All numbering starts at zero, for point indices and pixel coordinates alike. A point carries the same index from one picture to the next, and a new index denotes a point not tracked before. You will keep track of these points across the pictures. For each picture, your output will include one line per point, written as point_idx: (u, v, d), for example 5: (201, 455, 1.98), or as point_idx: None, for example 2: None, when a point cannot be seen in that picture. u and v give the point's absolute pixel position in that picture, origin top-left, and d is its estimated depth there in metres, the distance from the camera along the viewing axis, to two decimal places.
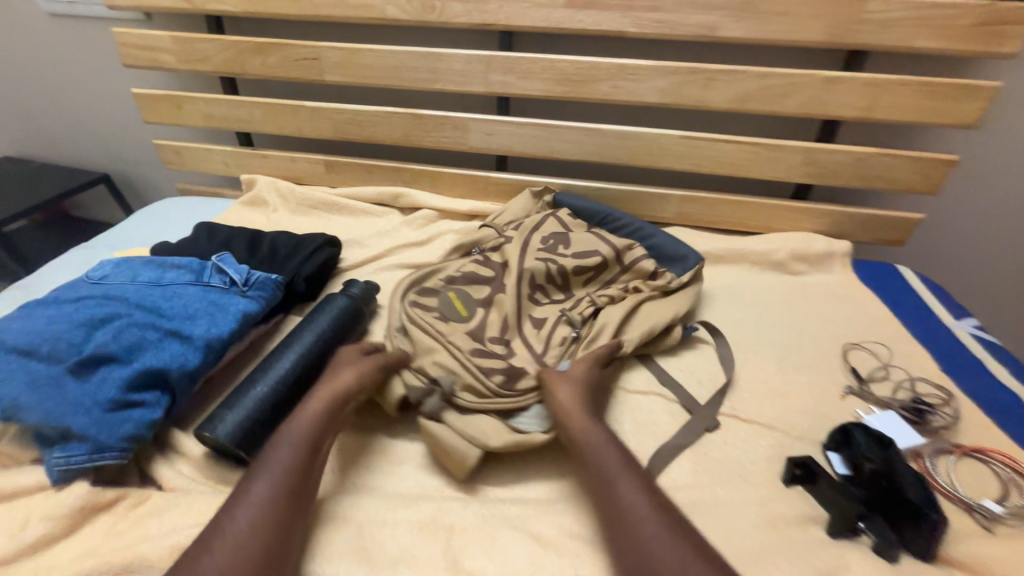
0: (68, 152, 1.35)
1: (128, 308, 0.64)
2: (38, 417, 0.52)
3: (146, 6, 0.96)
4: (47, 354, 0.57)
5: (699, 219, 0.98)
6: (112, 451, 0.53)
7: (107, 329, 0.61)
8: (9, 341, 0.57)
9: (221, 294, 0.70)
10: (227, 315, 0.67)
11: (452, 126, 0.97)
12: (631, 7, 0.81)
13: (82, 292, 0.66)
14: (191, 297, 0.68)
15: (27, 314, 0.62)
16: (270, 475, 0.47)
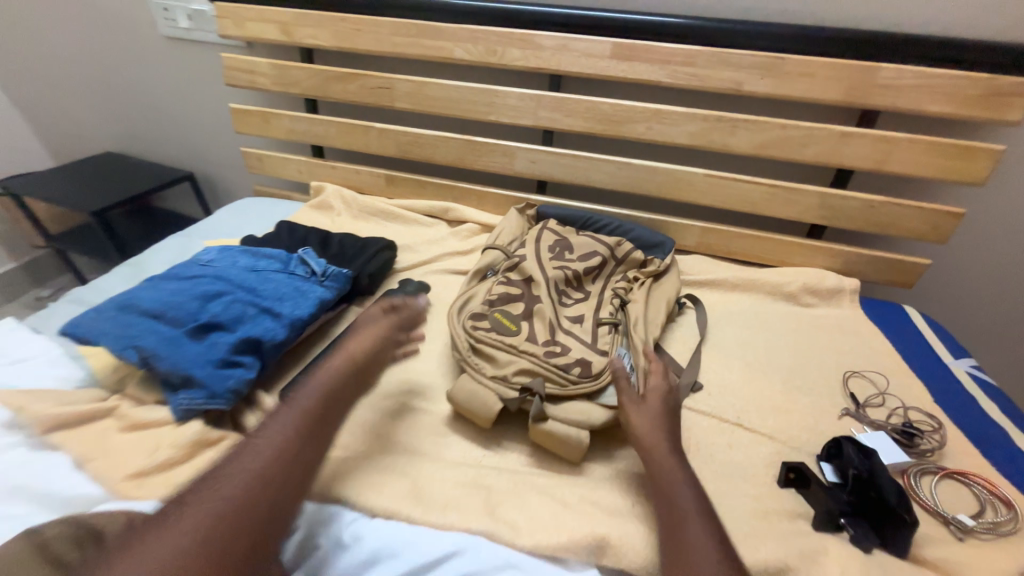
0: (161, 151, 1.55)
1: (233, 287, 0.77)
2: (167, 366, 0.65)
3: (252, 37, 1.14)
4: (174, 318, 0.70)
5: (719, 249, 1.08)
6: (221, 398, 0.64)
7: (219, 303, 0.74)
8: (144, 305, 0.71)
9: (304, 282, 0.84)
10: (309, 300, 0.80)
11: (502, 152, 1.10)
12: (667, 61, 0.94)
13: (196, 272, 0.80)
14: (281, 282, 0.81)
15: (155, 285, 0.75)
16: (294, 413, 0.55)
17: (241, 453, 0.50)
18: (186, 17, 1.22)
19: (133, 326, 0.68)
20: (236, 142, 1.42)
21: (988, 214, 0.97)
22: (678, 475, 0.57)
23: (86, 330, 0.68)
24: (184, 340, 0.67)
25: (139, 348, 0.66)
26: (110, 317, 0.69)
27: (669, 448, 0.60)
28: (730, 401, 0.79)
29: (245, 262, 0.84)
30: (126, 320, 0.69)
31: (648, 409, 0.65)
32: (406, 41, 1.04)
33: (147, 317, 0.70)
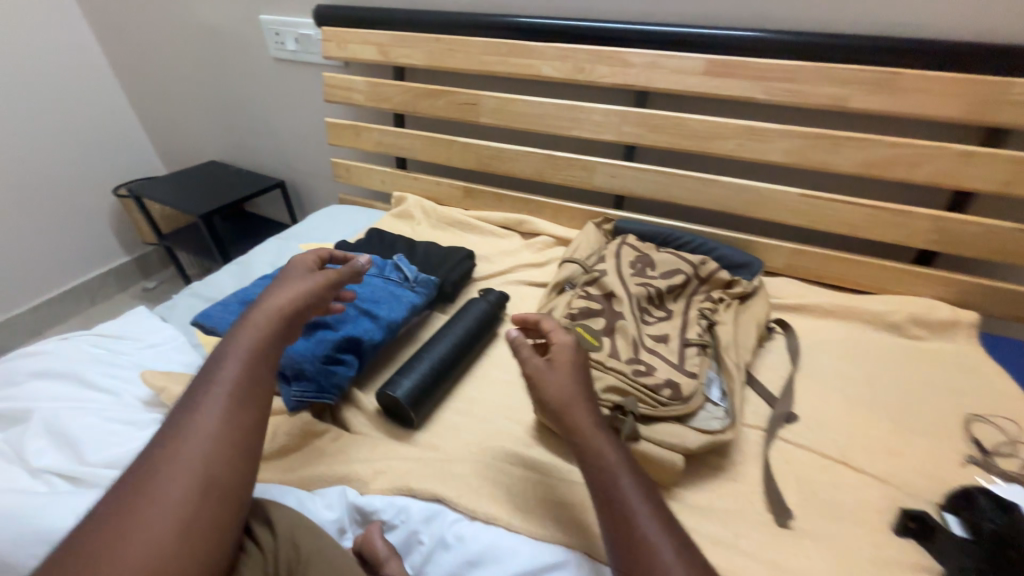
0: (259, 161, 1.70)
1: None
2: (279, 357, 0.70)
3: (351, 57, 1.23)
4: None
5: (811, 272, 1.02)
6: (328, 394, 0.69)
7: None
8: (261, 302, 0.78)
9: (397, 287, 0.88)
10: (402, 305, 0.85)
11: (582, 167, 1.10)
12: (764, 77, 0.91)
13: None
14: (377, 286, 0.87)
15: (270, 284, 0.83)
16: (227, 387, 0.52)
17: (174, 447, 0.47)
18: (293, 40, 1.34)
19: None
20: (326, 153, 1.53)
21: None
22: (625, 479, 0.49)
23: (210, 320, 0.74)
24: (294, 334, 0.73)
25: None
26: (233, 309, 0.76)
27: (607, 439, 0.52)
28: (831, 436, 0.73)
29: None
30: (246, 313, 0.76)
31: (563, 373, 0.57)
32: (496, 60, 1.08)
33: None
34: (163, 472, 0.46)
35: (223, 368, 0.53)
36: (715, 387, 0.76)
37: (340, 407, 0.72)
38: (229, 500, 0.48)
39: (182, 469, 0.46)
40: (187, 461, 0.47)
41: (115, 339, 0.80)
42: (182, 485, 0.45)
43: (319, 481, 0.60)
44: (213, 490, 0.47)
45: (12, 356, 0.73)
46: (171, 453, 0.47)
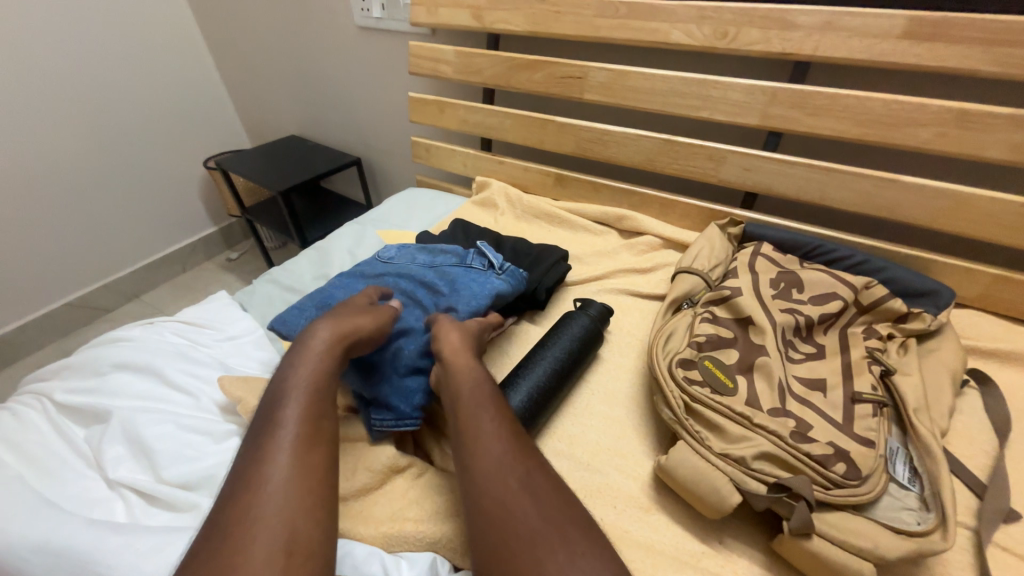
0: (337, 137, 1.65)
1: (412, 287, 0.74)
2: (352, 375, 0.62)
3: (441, 23, 1.10)
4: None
5: (1017, 308, 0.77)
6: (408, 419, 0.59)
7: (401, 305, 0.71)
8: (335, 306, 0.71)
9: (480, 275, 0.76)
10: (483, 296, 0.72)
11: (707, 156, 0.91)
12: (999, 42, 0.66)
13: (379, 270, 0.78)
14: (455, 277, 0.75)
15: (343, 283, 0.75)
16: (292, 426, 0.46)
17: (247, 504, 0.40)
18: (380, 6, 1.24)
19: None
20: (405, 130, 1.44)
21: None
22: (476, 413, 0.51)
23: (282, 325, 0.67)
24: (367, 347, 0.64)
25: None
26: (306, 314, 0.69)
27: (470, 379, 0.55)
28: None
29: (422, 259, 0.81)
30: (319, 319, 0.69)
31: (464, 331, 0.63)
32: (612, 23, 0.90)
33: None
34: (240, 533, 0.39)
35: (286, 402, 0.48)
36: (898, 466, 0.58)
37: (430, 446, 0.62)
38: (317, 562, 0.39)
39: (259, 530, 0.39)
40: (264, 518, 0.40)
41: (197, 329, 0.75)
42: (264, 550, 0.38)
43: (406, 539, 0.51)
44: (299, 552, 0.39)
45: (101, 342, 0.70)
46: (244, 513, 0.40)
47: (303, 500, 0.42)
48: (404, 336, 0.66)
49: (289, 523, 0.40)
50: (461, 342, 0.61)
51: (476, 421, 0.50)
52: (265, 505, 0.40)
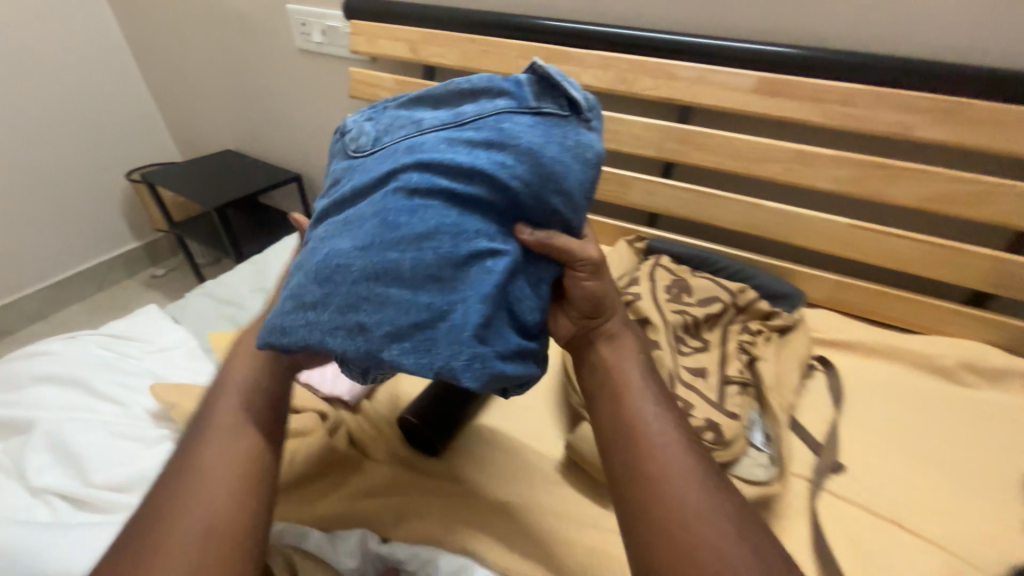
0: (276, 153, 1.65)
1: (462, 177, 0.46)
2: (478, 373, 0.43)
3: (380, 53, 1.18)
4: (426, 279, 0.45)
5: (852, 307, 0.96)
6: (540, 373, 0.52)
7: (471, 221, 0.46)
8: (364, 263, 0.45)
9: (564, 127, 0.47)
10: (583, 168, 0.47)
11: (616, 181, 1.06)
12: (821, 99, 0.85)
13: (382, 164, 0.48)
14: (518, 134, 0.45)
15: (351, 219, 0.48)
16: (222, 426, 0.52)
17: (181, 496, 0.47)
18: (320, 31, 1.30)
19: (390, 309, 0.45)
20: None
21: None
22: (651, 419, 0.50)
23: (325, 330, 0.47)
24: (481, 330, 0.44)
25: (426, 358, 0.44)
26: (341, 297, 0.46)
27: (631, 372, 0.54)
28: (881, 491, 0.68)
29: (431, 116, 0.50)
30: (364, 297, 0.45)
31: (613, 308, 0.57)
32: (533, 65, 1.03)
33: (390, 287, 0.45)
34: (171, 519, 0.46)
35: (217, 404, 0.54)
36: (758, 433, 0.72)
37: (368, 441, 0.68)
38: (233, 538, 0.45)
39: (188, 515, 0.46)
40: (190, 508, 0.46)
41: (125, 341, 0.75)
42: (187, 531, 0.45)
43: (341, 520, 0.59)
44: (216, 533, 0.45)
45: (21, 355, 0.70)
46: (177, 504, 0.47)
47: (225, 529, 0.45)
48: (512, 280, 0.47)
49: (209, 511, 0.46)
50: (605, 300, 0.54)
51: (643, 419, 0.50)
52: (195, 492, 0.47)
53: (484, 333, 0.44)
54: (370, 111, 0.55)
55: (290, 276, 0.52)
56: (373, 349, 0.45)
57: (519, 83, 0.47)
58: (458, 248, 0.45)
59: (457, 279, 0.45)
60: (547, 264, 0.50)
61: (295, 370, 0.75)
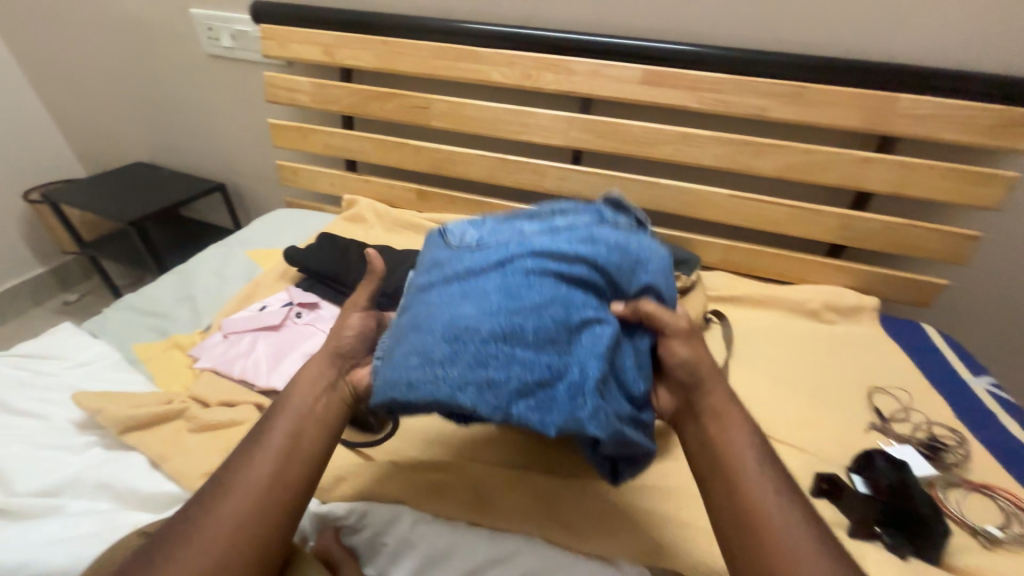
0: (194, 163, 1.60)
1: (574, 262, 0.56)
2: (600, 423, 0.49)
3: (294, 57, 1.19)
4: (548, 342, 0.52)
5: (741, 266, 1.11)
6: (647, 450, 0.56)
7: (585, 297, 0.55)
8: (492, 327, 0.53)
9: (631, 233, 0.65)
10: (657, 258, 0.64)
11: (532, 170, 1.14)
12: (695, 87, 0.97)
13: (498, 251, 0.59)
14: (613, 238, 0.60)
15: (471, 292, 0.56)
16: (279, 437, 0.54)
17: (224, 494, 0.50)
18: (229, 36, 1.28)
19: (517, 367, 0.50)
20: (269, 154, 1.47)
21: (1012, 236, 0.99)
22: (756, 480, 0.50)
23: (454, 386, 0.51)
24: (600, 386, 0.50)
25: (549, 414, 0.50)
26: (470, 356, 0.52)
27: (722, 397, 0.56)
28: (761, 414, 0.81)
29: (531, 224, 0.64)
30: (492, 355, 0.52)
31: (709, 365, 0.57)
32: (444, 64, 1.09)
33: (516, 347, 0.52)
34: (210, 513, 0.48)
35: (277, 416, 0.56)
36: None
37: None
38: (264, 546, 0.48)
39: (224, 514, 0.48)
40: (228, 508, 0.49)
41: (41, 360, 0.76)
42: (217, 528, 0.47)
43: None
44: (248, 540, 0.48)
45: None
46: (217, 501, 0.49)
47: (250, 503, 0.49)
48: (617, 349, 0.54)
49: (244, 516, 0.48)
50: (706, 367, 0.57)
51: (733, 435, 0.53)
52: (236, 494, 0.50)
53: (602, 388, 0.51)
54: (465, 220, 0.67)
55: (401, 342, 0.57)
56: (503, 406, 0.50)
57: (603, 214, 0.67)
58: (571, 316, 0.53)
59: (571, 342, 0.52)
60: (641, 334, 0.58)
61: (227, 368, 0.77)
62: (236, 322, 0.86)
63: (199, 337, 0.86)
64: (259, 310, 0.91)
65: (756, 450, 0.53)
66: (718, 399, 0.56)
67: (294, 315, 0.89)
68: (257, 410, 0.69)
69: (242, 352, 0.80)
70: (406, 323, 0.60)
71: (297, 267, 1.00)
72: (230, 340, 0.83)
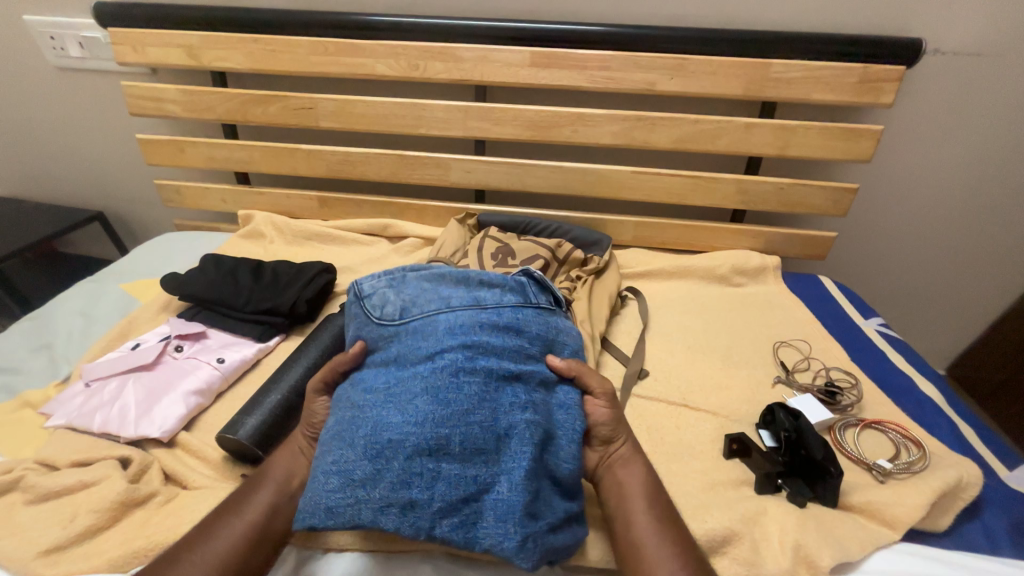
0: (63, 193, 1.41)
1: (504, 359, 0.59)
2: (538, 548, 0.49)
3: (154, 62, 1.07)
4: (475, 454, 0.53)
5: (654, 240, 1.12)
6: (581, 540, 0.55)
7: (515, 395, 0.57)
8: (419, 439, 0.52)
9: (552, 315, 0.68)
10: (574, 337, 0.69)
11: (435, 164, 1.09)
12: (584, 67, 0.96)
13: (427, 342, 0.59)
14: (534, 326, 0.64)
15: (398, 397, 0.55)
16: (253, 510, 0.52)
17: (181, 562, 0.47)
18: (77, 45, 1.13)
19: (442, 481, 0.51)
20: (152, 174, 1.33)
21: (881, 187, 1.09)
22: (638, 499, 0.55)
23: (377, 508, 0.50)
24: (532, 507, 0.51)
25: (473, 529, 0.51)
26: (396, 473, 0.51)
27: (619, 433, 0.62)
28: (675, 384, 0.81)
29: (456, 297, 0.64)
30: (417, 472, 0.51)
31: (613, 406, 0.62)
32: (324, 60, 1.02)
33: (442, 461, 0.52)
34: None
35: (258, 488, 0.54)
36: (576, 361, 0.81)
37: (185, 471, 0.63)
38: None
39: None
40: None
41: None
42: None
43: (135, 556, 0.53)
44: None
45: None
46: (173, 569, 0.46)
47: (236, 557, 0.48)
48: (547, 448, 0.56)
49: None
50: (618, 421, 0.61)
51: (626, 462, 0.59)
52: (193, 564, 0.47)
53: (534, 507, 0.51)
54: (387, 285, 0.66)
55: (326, 450, 0.54)
56: (426, 525, 0.50)
57: (527, 289, 0.68)
58: (498, 423, 0.54)
59: (500, 453, 0.53)
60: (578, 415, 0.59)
61: (85, 423, 0.67)
62: (100, 367, 0.74)
63: (55, 391, 0.75)
64: (131, 348, 0.79)
65: (647, 474, 0.58)
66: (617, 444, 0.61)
67: (173, 349, 0.79)
68: (117, 466, 0.62)
69: (105, 401, 0.70)
70: (326, 427, 0.57)
71: (177, 295, 0.89)
72: (91, 389, 0.72)
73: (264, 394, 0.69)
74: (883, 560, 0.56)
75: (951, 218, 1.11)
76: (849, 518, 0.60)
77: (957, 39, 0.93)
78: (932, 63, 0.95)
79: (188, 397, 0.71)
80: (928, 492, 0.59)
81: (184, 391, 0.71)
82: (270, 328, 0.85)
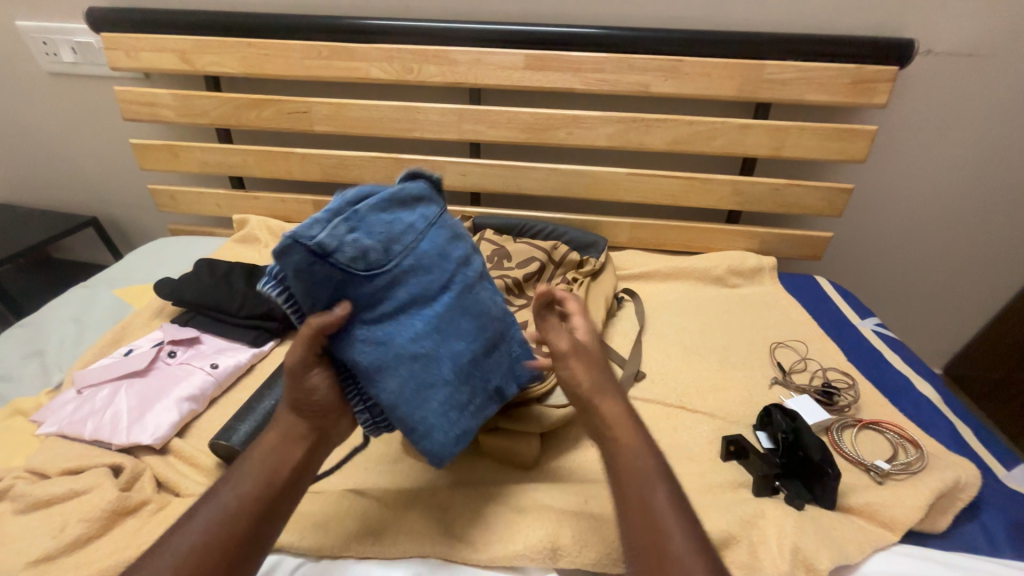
0: (57, 199, 1.40)
1: (472, 268, 0.63)
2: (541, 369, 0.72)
3: (147, 67, 1.06)
4: (502, 338, 0.65)
5: (650, 242, 1.12)
6: None
7: (492, 296, 0.65)
8: (479, 347, 0.61)
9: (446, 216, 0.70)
10: None
11: (430, 168, 1.09)
12: (578, 69, 0.96)
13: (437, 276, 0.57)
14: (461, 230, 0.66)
15: (444, 326, 0.57)
16: (240, 504, 0.46)
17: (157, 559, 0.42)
18: (70, 50, 1.13)
19: (500, 370, 0.63)
20: (146, 178, 1.32)
21: (876, 186, 1.09)
22: (642, 478, 0.49)
23: (482, 410, 0.61)
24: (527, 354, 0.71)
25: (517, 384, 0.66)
26: (479, 380, 0.60)
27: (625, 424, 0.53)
28: (672, 386, 0.81)
29: (409, 219, 0.58)
30: (488, 369, 0.62)
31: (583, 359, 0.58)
32: (318, 64, 1.01)
33: (492, 357, 0.63)
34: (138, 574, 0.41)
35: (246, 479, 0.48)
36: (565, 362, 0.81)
37: (177, 478, 0.63)
38: None
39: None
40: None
41: None
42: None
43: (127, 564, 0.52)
44: None
45: None
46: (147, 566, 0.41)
47: (214, 559, 0.42)
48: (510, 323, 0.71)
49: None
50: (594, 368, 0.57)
51: (639, 467, 0.50)
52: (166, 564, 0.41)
53: None
54: (343, 227, 0.51)
55: (416, 409, 0.54)
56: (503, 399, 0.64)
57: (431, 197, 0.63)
58: (500, 311, 0.65)
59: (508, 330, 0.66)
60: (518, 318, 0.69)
61: (77, 430, 0.67)
62: (92, 373, 0.74)
63: (46, 398, 0.75)
64: (124, 354, 0.79)
65: (658, 478, 0.49)
66: (619, 426, 0.53)
67: (167, 355, 0.78)
68: (109, 474, 0.61)
69: (97, 408, 0.69)
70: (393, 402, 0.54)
71: (171, 300, 0.89)
72: (83, 396, 0.71)
73: (258, 399, 0.69)
74: (881, 561, 0.56)
75: (946, 217, 1.11)
76: (847, 520, 0.59)
77: (949, 40, 0.93)
78: (924, 63, 0.95)
79: (182, 403, 0.70)
80: (925, 493, 0.59)
81: (177, 397, 0.70)
82: (264, 333, 0.85)
